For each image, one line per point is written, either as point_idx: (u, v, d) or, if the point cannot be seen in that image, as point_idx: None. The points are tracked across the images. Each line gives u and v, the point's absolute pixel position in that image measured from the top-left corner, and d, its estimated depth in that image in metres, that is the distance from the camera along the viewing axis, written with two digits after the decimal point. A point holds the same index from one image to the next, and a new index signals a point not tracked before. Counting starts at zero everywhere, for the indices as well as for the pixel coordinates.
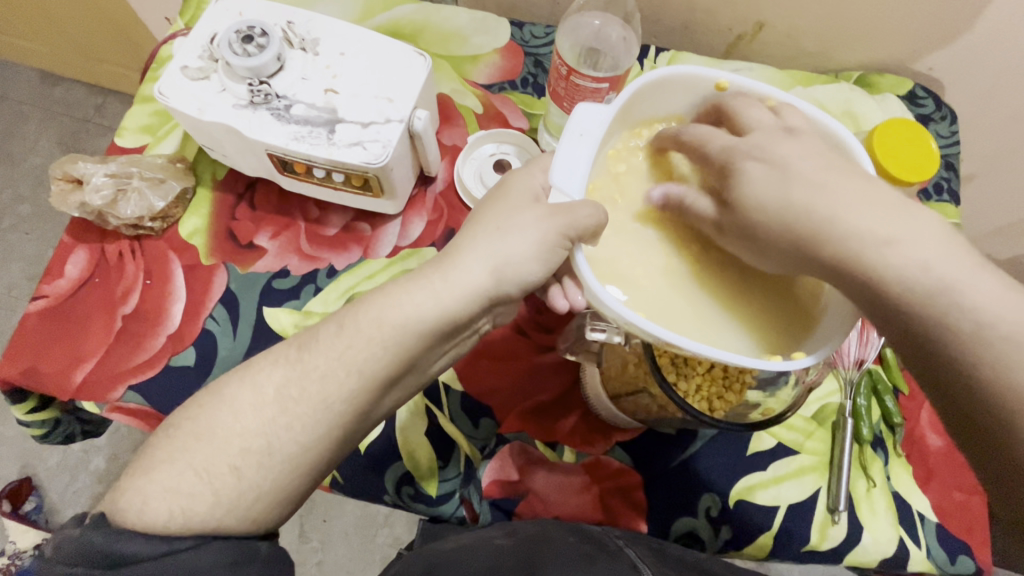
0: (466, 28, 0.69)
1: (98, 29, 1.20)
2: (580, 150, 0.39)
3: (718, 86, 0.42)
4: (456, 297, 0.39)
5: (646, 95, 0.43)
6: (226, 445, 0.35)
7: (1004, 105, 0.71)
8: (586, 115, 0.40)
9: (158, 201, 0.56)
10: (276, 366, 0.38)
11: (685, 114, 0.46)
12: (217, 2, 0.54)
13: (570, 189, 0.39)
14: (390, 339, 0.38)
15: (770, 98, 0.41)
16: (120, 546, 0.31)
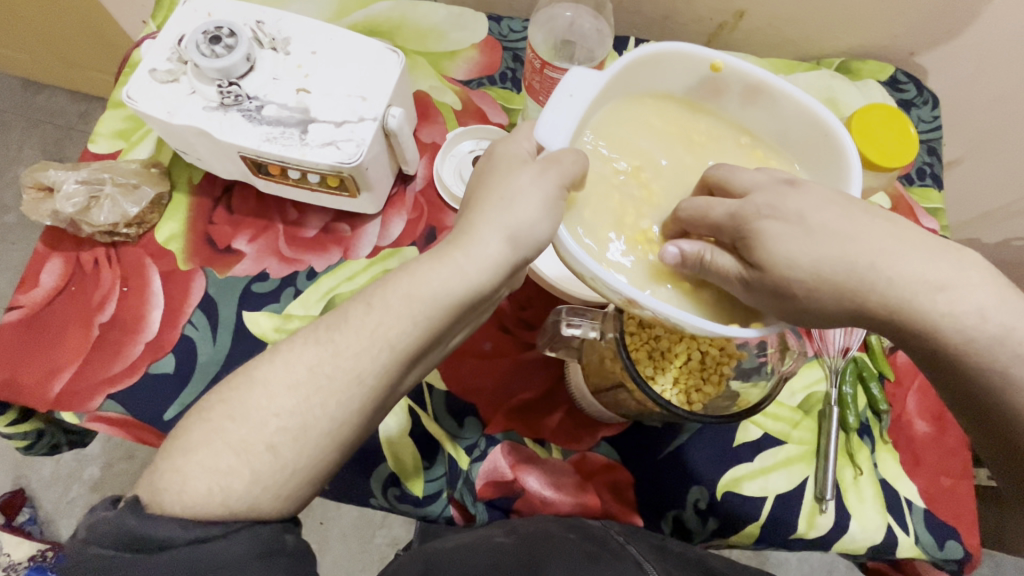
0: (443, 24, 0.68)
1: (76, 35, 1.19)
2: (567, 112, 0.39)
3: (713, 67, 0.42)
4: (483, 270, 0.36)
5: (642, 69, 0.42)
6: (260, 426, 0.33)
7: (986, 88, 0.70)
8: (577, 77, 0.40)
9: (132, 206, 0.56)
10: (240, 385, 0.35)
11: (679, 92, 0.45)
12: (185, 4, 0.53)
13: (551, 142, 0.39)
14: (421, 314, 0.36)
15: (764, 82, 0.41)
16: (154, 529, 0.31)
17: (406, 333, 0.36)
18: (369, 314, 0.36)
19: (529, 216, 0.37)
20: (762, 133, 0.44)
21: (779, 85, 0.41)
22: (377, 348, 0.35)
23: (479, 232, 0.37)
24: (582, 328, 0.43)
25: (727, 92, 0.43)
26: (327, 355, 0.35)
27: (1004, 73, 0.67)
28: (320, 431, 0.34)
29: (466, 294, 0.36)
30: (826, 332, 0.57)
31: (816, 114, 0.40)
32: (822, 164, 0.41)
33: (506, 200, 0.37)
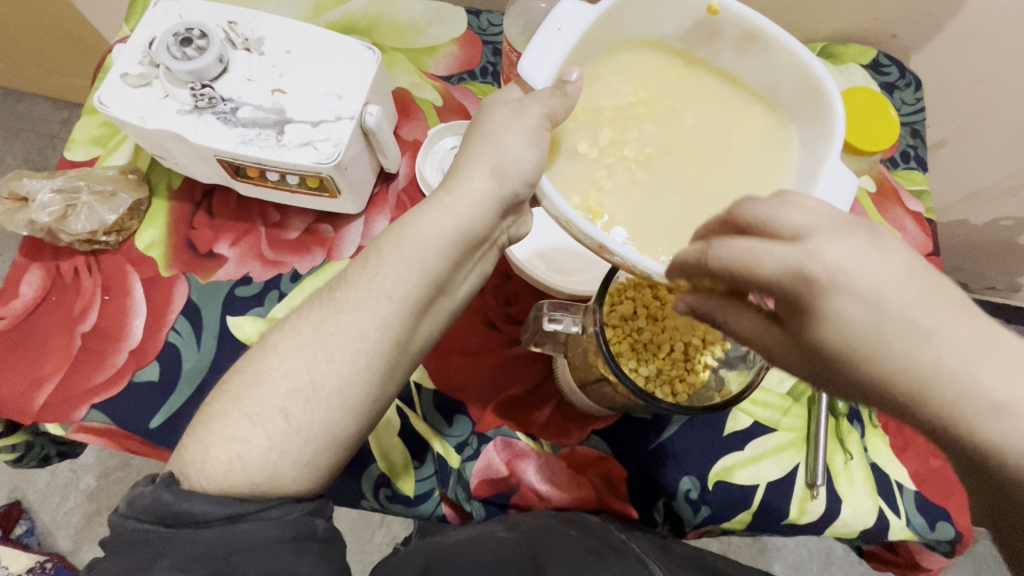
0: (421, 19, 0.68)
1: (54, 41, 1.17)
2: (554, 47, 0.36)
3: (710, 10, 0.39)
4: (471, 207, 0.38)
5: (637, 7, 0.40)
6: (274, 389, 0.36)
7: (968, 69, 0.70)
8: (568, 10, 0.36)
9: (109, 213, 0.55)
10: (249, 359, 0.38)
11: (671, 36, 0.42)
12: (156, 5, 0.52)
13: (534, 79, 0.36)
14: (415, 259, 0.37)
15: (760, 30, 0.39)
16: (192, 506, 0.34)
17: (401, 280, 0.37)
18: (367, 270, 0.38)
19: (516, 147, 0.37)
20: (754, 85, 0.42)
21: (774, 32, 0.38)
22: (376, 300, 0.37)
23: (467, 169, 0.38)
24: (564, 323, 0.43)
25: (721, 39, 0.41)
26: (331, 314, 0.38)
27: (986, 52, 0.67)
28: (331, 388, 0.36)
29: (457, 233, 0.38)
30: None
31: (810, 65, 0.38)
32: (811, 120, 0.40)
33: (492, 133, 0.38)
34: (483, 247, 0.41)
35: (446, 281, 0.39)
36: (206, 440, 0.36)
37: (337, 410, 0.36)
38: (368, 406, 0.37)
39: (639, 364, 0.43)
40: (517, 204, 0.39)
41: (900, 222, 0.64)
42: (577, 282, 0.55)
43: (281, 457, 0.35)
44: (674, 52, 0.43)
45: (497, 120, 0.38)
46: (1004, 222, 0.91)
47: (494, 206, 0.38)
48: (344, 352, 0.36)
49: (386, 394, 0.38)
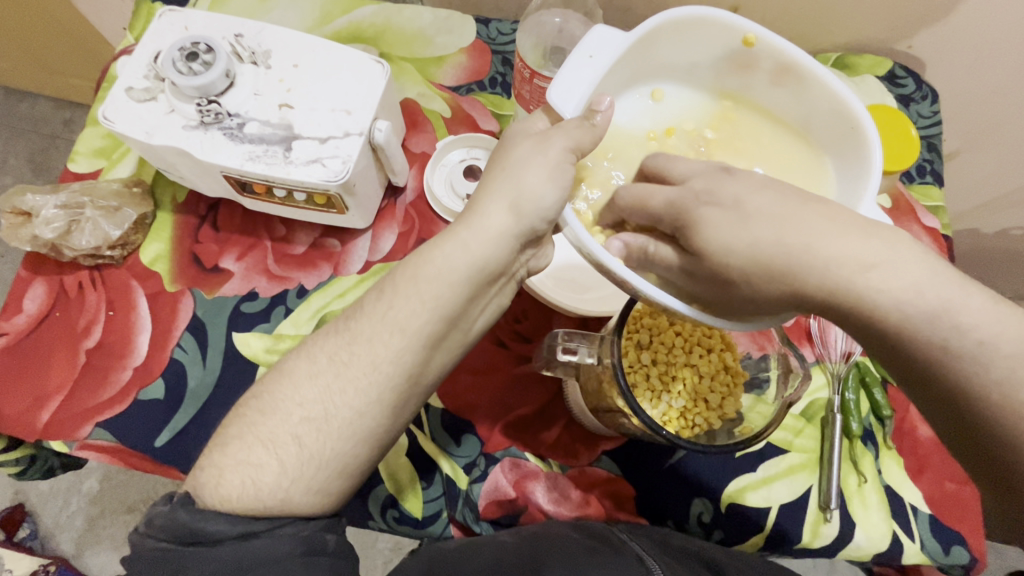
0: (430, 28, 0.67)
1: (54, 42, 1.16)
2: (584, 72, 0.36)
3: (745, 41, 0.38)
4: (485, 243, 0.37)
5: (669, 37, 0.38)
6: (287, 417, 0.35)
7: (986, 80, 0.69)
8: (599, 36, 0.36)
9: (114, 229, 0.54)
10: (262, 386, 0.37)
11: (702, 64, 0.41)
12: (161, 17, 0.51)
13: (563, 108, 0.36)
14: (430, 294, 0.37)
15: (796, 63, 0.38)
16: (204, 527, 0.33)
17: (415, 316, 0.36)
18: (383, 302, 0.37)
19: (537, 184, 0.36)
20: (789, 116, 0.41)
21: (812, 65, 0.37)
22: (389, 329, 0.36)
23: (485, 205, 0.37)
24: (578, 353, 0.42)
25: (756, 71, 0.40)
26: (341, 345, 0.37)
27: (1003, 64, 0.66)
28: (341, 423, 0.35)
29: (469, 262, 0.37)
30: (828, 336, 0.57)
31: (847, 102, 0.37)
32: (846, 154, 0.38)
33: (512, 169, 0.37)
34: (501, 281, 0.40)
35: (461, 317, 0.38)
36: (220, 465, 0.35)
37: (348, 441, 0.35)
38: (380, 437, 0.37)
39: (654, 399, 0.42)
40: (535, 237, 0.38)
41: (915, 238, 0.62)
42: (589, 301, 0.54)
43: (291, 487, 0.34)
44: (706, 79, 0.42)
45: (520, 154, 0.37)
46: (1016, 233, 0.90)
47: (513, 241, 0.37)
48: (356, 382, 0.36)
49: (397, 423, 0.37)
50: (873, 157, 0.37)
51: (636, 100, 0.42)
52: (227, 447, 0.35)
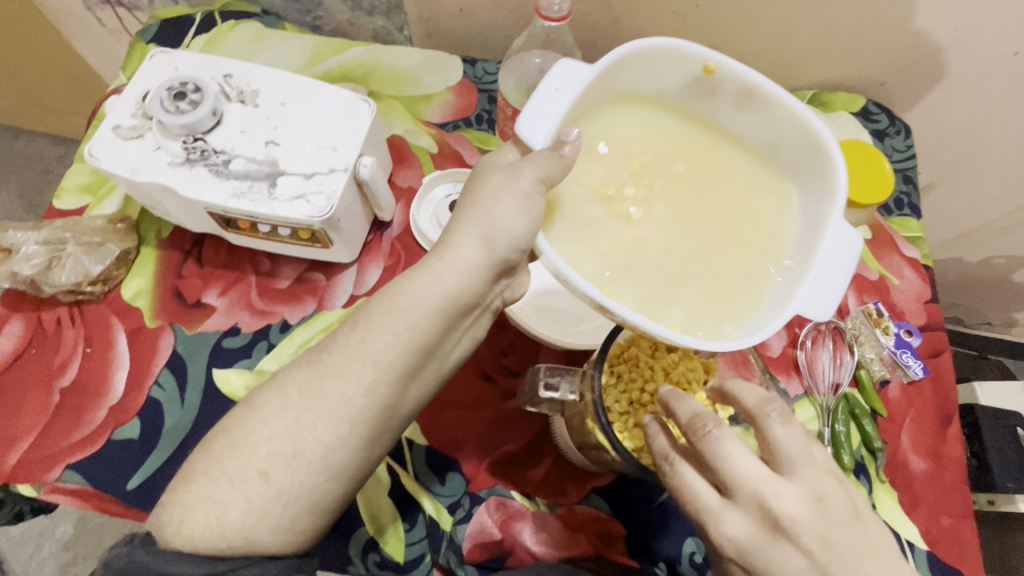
0: (417, 68, 0.68)
1: (50, 81, 1.18)
2: (550, 104, 0.36)
3: (707, 69, 0.39)
4: (459, 274, 0.37)
5: (634, 66, 0.39)
6: (254, 451, 0.34)
7: (956, 116, 0.71)
8: (565, 69, 0.36)
9: (95, 265, 0.53)
10: (232, 419, 0.36)
11: (667, 91, 0.41)
12: (152, 58, 0.52)
13: (533, 141, 0.35)
14: (402, 325, 0.36)
15: (757, 89, 0.39)
16: (165, 566, 0.32)
17: (387, 346, 0.36)
18: (356, 332, 0.37)
19: (509, 211, 0.37)
20: (750, 138, 0.42)
21: (773, 91, 0.38)
22: (367, 366, 0.36)
23: (457, 238, 0.38)
24: (560, 390, 0.42)
25: (717, 95, 0.40)
26: (318, 382, 0.36)
27: (970, 101, 0.68)
28: (317, 464, 0.34)
29: (450, 296, 0.37)
30: (816, 368, 0.57)
31: (808, 123, 0.38)
32: (808, 176, 0.40)
33: (485, 202, 0.38)
34: (476, 311, 0.40)
35: (435, 346, 0.37)
36: (184, 500, 0.34)
37: (319, 476, 0.34)
38: (354, 472, 0.36)
39: (637, 431, 0.41)
40: (508, 267, 0.39)
41: (897, 269, 0.63)
42: (575, 334, 0.54)
43: (258, 523, 0.33)
44: (672, 106, 0.42)
45: (492, 185, 0.38)
46: (998, 260, 0.96)
47: (485, 272, 0.38)
48: (328, 416, 0.35)
49: (372, 457, 0.36)
50: (836, 178, 0.38)
51: (604, 125, 0.41)
52: (196, 492, 0.34)
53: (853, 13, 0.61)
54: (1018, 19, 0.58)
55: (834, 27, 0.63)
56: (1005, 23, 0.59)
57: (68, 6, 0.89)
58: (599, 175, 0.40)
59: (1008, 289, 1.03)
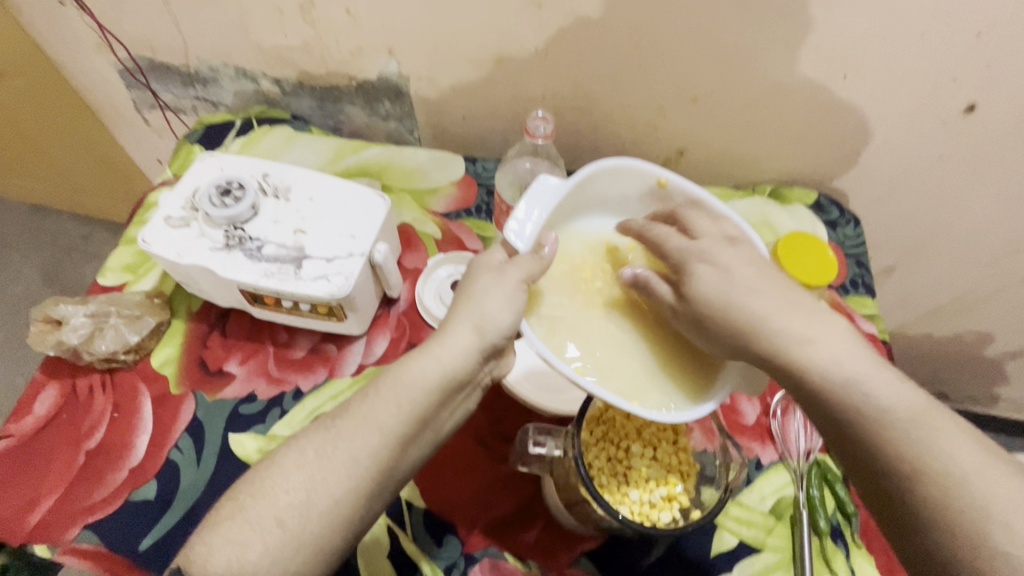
0: (425, 165, 0.79)
1: (89, 169, 1.30)
2: (534, 213, 0.45)
3: (660, 183, 0.50)
4: (456, 355, 0.43)
5: (602, 180, 0.50)
6: (273, 501, 0.38)
7: (899, 209, 0.81)
8: (542, 186, 0.46)
9: (133, 335, 0.60)
10: (254, 473, 0.40)
11: (631, 199, 0.52)
12: (202, 160, 0.62)
13: (517, 244, 0.44)
14: (406, 400, 0.42)
15: (700, 199, 0.49)
16: None
17: (391, 416, 0.41)
18: (365, 403, 0.42)
19: (502, 300, 0.44)
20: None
21: (713, 201, 0.49)
22: (378, 425, 0.41)
23: (453, 325, 0.44)
24: (546, 446, 0.48)
25: (672, 205, 0.51)
26: (333, 441, 0.41)
27: (909, 196, 0.78)
28: (330, 516, 0.38)
29: (455, 366, 0.43)
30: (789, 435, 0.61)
31: (741, 228, 0.48)
32: None
33: (475, 296, 0.44)
34: (467, 390, 0.45)
35: (430, 418, 0.43)
36: (208, 548, 0.37)
37: (325, 527, 0.38)
38: (355, 525, 0.40)
39: (614, 484, 0.46)
40: (496, 351, 0.45)
41: None
42: (564, 402, 0.59)
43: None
44: (636, 210, 0.53)
45: (481, 285, 0.45)
46: (968, 335, 1.03)
47: (476, 355, 0.44)
48: (337, 474, 0.39)
49: (367, 516, 0.40)
50: None
51: (582, 226, 0.53)
52: (219, 542, 0.37)
53: (798, 126, 0.72)
54: (937, 134, 0.69)
55: (782, 136, 0.74)
56: (927, 137, 0.69)
57: (120, 107, 1.01)
58: (574, 265, 0.51)
59: (981, 363, 1.10)
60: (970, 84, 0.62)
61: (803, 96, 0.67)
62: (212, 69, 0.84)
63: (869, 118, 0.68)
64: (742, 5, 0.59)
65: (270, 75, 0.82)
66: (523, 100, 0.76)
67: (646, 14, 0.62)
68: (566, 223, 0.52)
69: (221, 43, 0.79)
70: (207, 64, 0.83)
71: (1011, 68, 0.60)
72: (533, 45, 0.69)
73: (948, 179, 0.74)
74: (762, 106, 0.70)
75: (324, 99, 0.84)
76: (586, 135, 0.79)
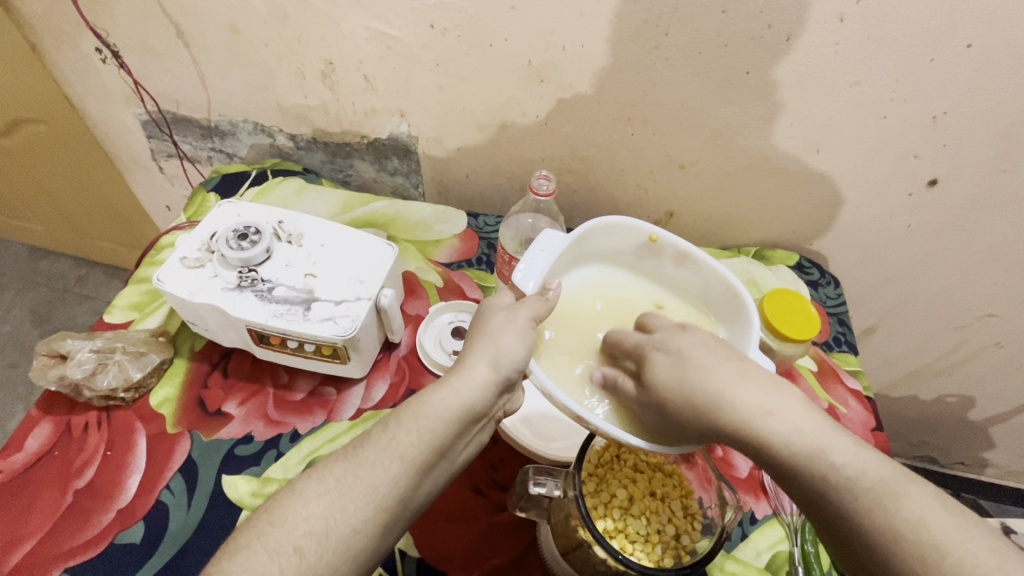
0: (429, 219, 0.83)
1: (95, 213, 1.34)
2: (541, 260, 0.51)
3: (651, 238, 0.54)
4: (473, 388, 0.45)
5: (599, 233, 0.54)
6: (292, 528, 0.39)
7: (876, 274, 0.86)
8: (550, 237, 0.52)
9: (136, 371, 0.60)
10: (277, 499, 0.41)
11: (626, 251, 0.57)
12: (220, 206, 0.65)
13: (526, 284, 0.50)
14: (427, 427, 0.44)
15: (689, 253, 0.53)
16: None
17: (411, 445, 0.43)
18: (388, 432, 0.44)
19: (509, 345, 0.46)
20: (692, 288, 0.56)
21: (701, 255, 0.53)
22: (382, 467, 0.42)
23: (472, 359, 0.46)
24: (547, 486, 0.47)
25: (664, 256, 0.55)
26: (337, 481, 0.41)
27: (883, 262, 0.83)
28: (330, 559, 0.39)
29: (460, 409, 0.45)
30: (782, 490, 0.61)
31: (729, 281, 0.52)
32: (735, 317, 0.52)
33: (491, 332, 0.47)
34: (483, 419, 0.47)
35: (439, 456, 0.44)
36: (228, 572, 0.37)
37: (342, 553, 0.39)
38: (370, 555, 0.41)
39: (611, 522, 0.46)
40: (511, 382, 0.47)
41: (844, 400, 0.72)
42: (559, 450, 0.60)
43: None
44: (631, 262, 0.58)
45: (494, 322, 0.47)
46: (950, 398, 1.06)
47: (493, 389, 0.46)
48: (357, 502, 0.40)
49: (366, 558, 0.40)
50: (752, 320, 0.50)
51: (581, 273, 0.57)
52: None
53: (778, 193, 0.77)
54: (905, 205, 0.75)
55: (763, 203, 0.79)
56: (895, 207, 0.75)
57: (138, 155, 1.06)
58: (577, 310, 0.55)
59: (965, 428, 1.12)
60: (930, 161, 0.69)
61: (783, 166, 0.74)
62: (233, 124, 0.89)
63: (840, 190, 0.75)
64: (724, 88, 0.66)
65: (287, 131, 0.88)
66: (525, 161, 0.82)
67: (638, 91, 0.69)
68: (568, 270, 0.56)
69: (243, 101, 0.85)
70: (228, 119, 0.88)
71: (965, 148, 0.66)
72: (535, 114, 0.75)
73: (918, 247, 0.80)
74: (745, 175, 0.76)
75: (335, 155, 0.89)
76: (581, 194, 0.85)
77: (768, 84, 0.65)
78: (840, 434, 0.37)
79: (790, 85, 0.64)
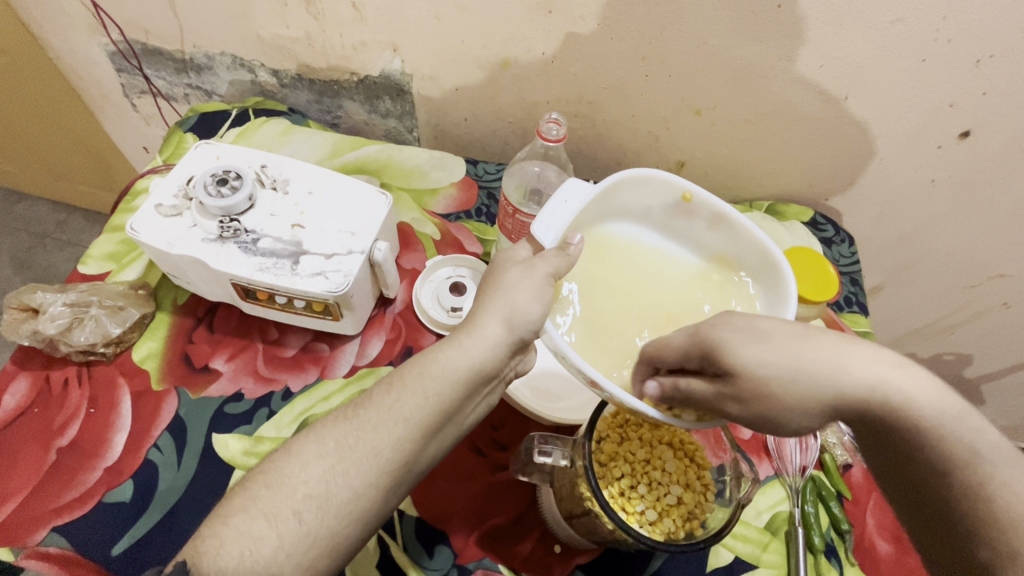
0: (425, 165, 0.77)
1: (69, 155, 1.26)
2: (561, 212, 0.46)
3: (685, 196, 0.50)
4: (483, 350, 0.42)
5: (629, 188, 0.50)
6: (289, 493, 0.37)
7: (893, 231, 0.82)
8: (574, 187, 0.47)
9: (115, 327, 0.57)
10: (273, 461, 0.39)
11: (654, 209, 0.52)
12: (197, 148, 0.59)
13: (544, 239, 0.45)
14: (432, 389, 0.41)
15: (725, 214, 0.49)
16: None
17: (416, 408, 0.40)
18: (390, 395, 0.41)
19: (524, 303, 0.43)
20: (721, 251, 0.52)
21: (739, 217, 0.49)
22: (384, 433, 0.39)
23: (482, 318, 0.43)
24: (553, 456, 0.46)
25: (696, 217, 0.51)
26: (339, 444, 0.39)
27: (902, 218, 0.80)
28: (332, 525, 0.37)
29: (469, 371, 0.42)
30: (784, 450, 0.61)
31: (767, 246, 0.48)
32: (769, 283, 0.49)
33: (503, 290, 0.43)
34: (492, 383, 0.45)
35: (445, 418, 0.41)
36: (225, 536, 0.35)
37: (343, 518, 0.37)
38: (373, 518, 0.39)
39: (620, 492, 0.45)
40: (522, 345, 0.44)
41: None
42: (561, 410, 0.58)
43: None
44: (658, 222, 0.54)
45: (509, 278, 0.44)
46: (947, 356, 1.05)
47: (503, 350, 0.43)
48: (358, 465, 0.38)
49: (368, 521, 0.39)
50: (788, 287, 0.47)
51: (603, 230, 0.53)
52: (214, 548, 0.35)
53: (798, 143, 0.72)
54: (932, 157, 0.70)
55: (783, 154, 0.75)
56: (921, 160, 0.70)
57: (108, 91, 0.98)
58: (597, 271, 0.51)
59: (958, 385, 1.12)
60: (966, 110, 0.64)
61: (808, 114, 0.68)
62: (209, 57, 0.81)
63: (867, 140, 0.70)
64: (753, 22, 0.60)
65: (269, 66, 0.80)
66: (528, 104, 0.75)
67: (656, 26, 0.62)
68: (588, 227, 0.52)
69: (220, 31, 0.77)
70: (203, 51, 0.81)
71: (1006, 96, 0.61)
72: (541, 51, 0.68)
73: (941, 202, 0.76)
74: (766, 124, 0.70)
75: (323, 94, 0.82)
76: (588, 142, 0.79)
77: (800, 20, 0.58)
78: (878, 396, 0.35)
79: (823, 21, 0.58)
